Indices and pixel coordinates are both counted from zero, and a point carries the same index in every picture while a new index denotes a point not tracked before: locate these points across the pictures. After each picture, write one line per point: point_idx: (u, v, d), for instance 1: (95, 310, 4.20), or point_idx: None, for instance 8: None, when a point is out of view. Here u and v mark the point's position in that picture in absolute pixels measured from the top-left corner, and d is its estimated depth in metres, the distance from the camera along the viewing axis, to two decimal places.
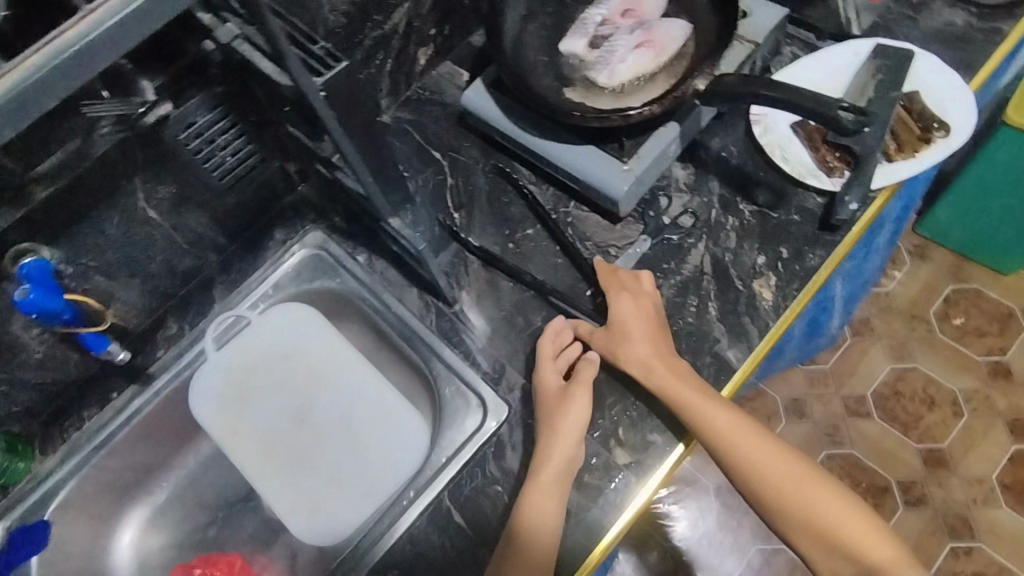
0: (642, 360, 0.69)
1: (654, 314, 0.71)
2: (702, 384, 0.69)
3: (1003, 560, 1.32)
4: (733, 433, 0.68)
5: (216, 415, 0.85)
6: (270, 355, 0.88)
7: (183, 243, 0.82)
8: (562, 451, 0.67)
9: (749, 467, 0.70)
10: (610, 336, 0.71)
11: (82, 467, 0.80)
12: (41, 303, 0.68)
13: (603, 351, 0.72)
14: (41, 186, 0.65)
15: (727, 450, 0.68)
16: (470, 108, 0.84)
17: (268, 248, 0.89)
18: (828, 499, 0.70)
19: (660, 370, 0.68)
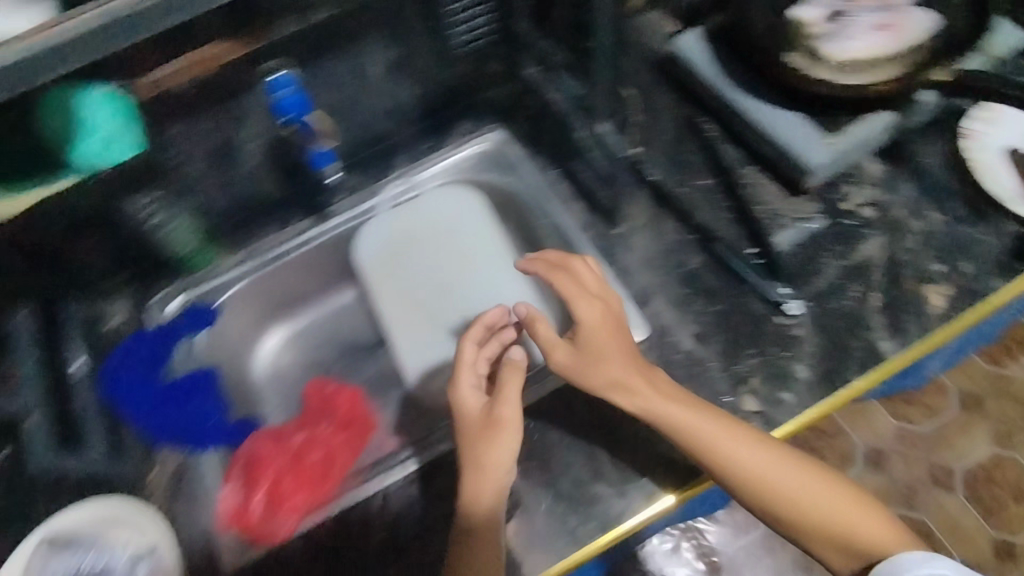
0: (610, 373, 0.67)
1: (608, 317, 0.70)
2: (676, 393, 0.67)
3: None
4: (727, 441, 0.63)
5: (370, 267, 0.92)
6: (427, 229, 0.93)
7: (385, 108, 0.91)
8: (500, 459, 0.64)
9: (752, 479, 0.63)
10: (577, 356, 0.69)
11: (260, 270, 0.90)
12: (293, 109, 0.73)
13: (568, 364, 0.69)
14: (321, 10, 0.75)
15: (727, 458, 0.63)
16: (679, 52, 0.87)
17: (453, 133, 0.96)
18: (830, 494, 0.64)
19: (632, 382, 0.67)
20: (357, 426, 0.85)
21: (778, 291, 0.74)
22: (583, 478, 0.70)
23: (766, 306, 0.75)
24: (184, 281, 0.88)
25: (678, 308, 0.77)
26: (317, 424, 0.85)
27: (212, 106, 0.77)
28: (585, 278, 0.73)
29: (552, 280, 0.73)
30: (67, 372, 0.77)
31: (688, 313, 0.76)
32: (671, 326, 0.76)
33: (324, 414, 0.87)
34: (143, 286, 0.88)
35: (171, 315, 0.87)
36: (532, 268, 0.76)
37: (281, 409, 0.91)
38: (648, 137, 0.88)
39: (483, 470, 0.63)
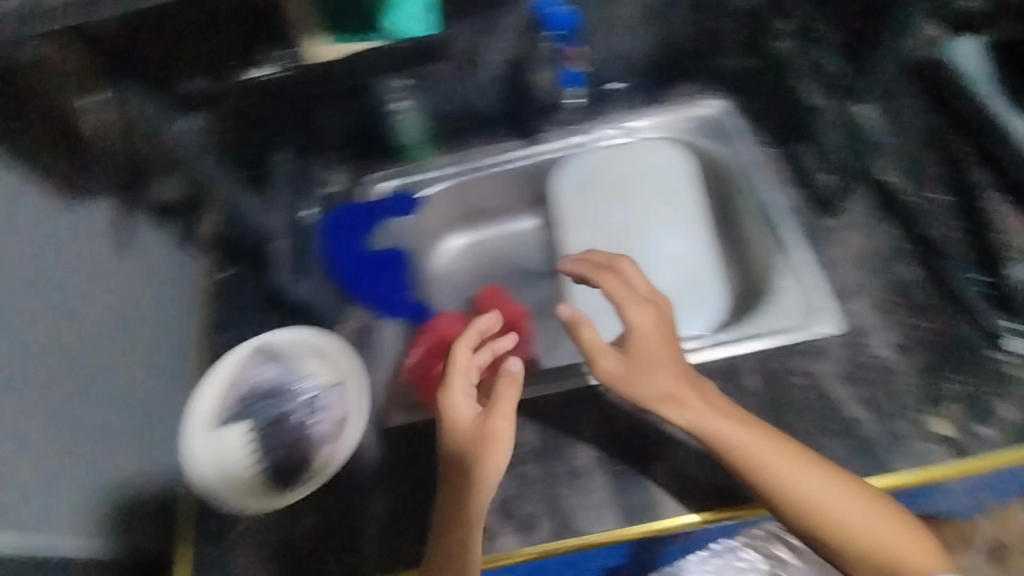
0: (661, 384, 0.64)
1: (660, 325, 0.66)
2: (706, 399, 0.63)
3: None
4: (757, 448, 0.60)
5: (565, 195, 0.93)
6: (627, 175, 0.94)
7: (620, 57, 0.94)
8: (487, 480, 0.57)
9: (789, 492, 0.58)
10: (626, 364, 0.64)
11: (463, 175, 0.96)
12: (561, 23, 0.83)
13: (614, 372, 0.65)
14: None
15: (759, 465, 0.59)
16: (947, 59, 0.82)
17: (673, 93, 0.97)
18: (869, 509, 0.58)
19: (681, 393, 0.63)
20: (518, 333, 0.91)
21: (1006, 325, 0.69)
22: None
23: (979, 337, 0.70)
24: (398, 168, 0.96)
25: (881, 313, 0.74)
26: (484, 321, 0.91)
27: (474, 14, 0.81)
28: (633, 278, 0.70)
29: (599, 281, 0.71)
30: (299, 216, 0.88)
31: (891, 321, 0.73)
32: (869, 328, 0.73)
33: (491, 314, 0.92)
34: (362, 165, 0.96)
35: (382, 193, 0.94)
36: (576, 267, 0.74)
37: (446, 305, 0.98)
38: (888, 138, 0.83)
39: (462, 483, 0.58)
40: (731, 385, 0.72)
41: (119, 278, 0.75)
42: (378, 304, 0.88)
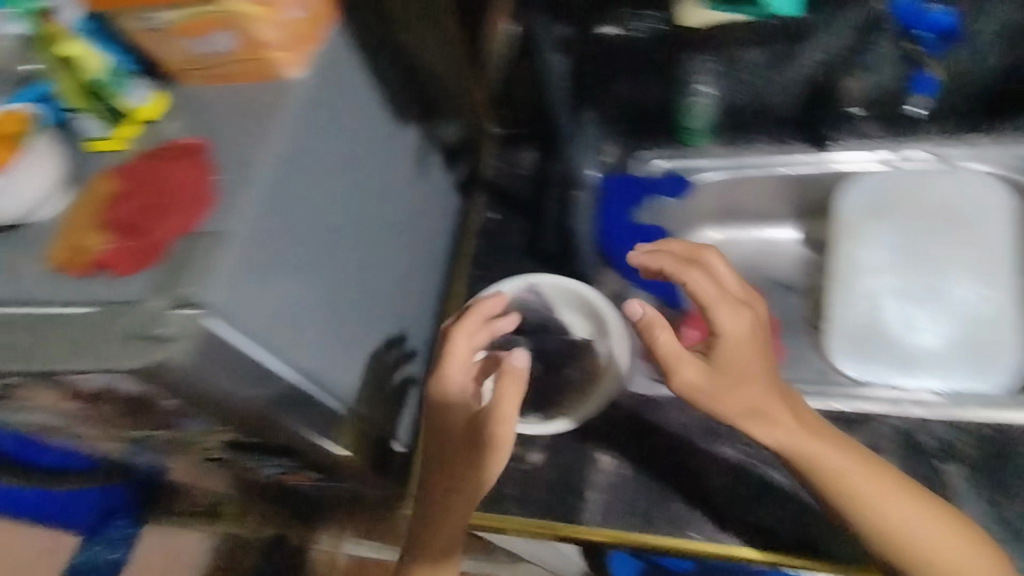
0: (750, 398, 0.62)
1: (753, 331, 0.63)
2: (784, 413, 0.63)
3: None
4: (835, 463, 0.63)
5: (853, 216, 0.91)
6: (927, 207, 0.90)
7: (962, 72, 0.80)
8: (484, 479, 0.65)
9: (856, 504, 0.62)
10: (716, 374, 0.61)
11: (736, 171, 0.93)
12: (942, 19, 0.73)
13: (698, 382, 0.62)
14: None
15: (838, 478, 0.62)
16: None
17: (1012, 123, 0.84)
18: (932, 524, 0.62)
19: (769, 407, 0.63)
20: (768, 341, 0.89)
21: None
22: None
23: None
24: (671, 150, 0.95)
25: None
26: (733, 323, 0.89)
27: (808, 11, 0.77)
28: (720, 278, 0.67)
29: (684, 275, 0.67)
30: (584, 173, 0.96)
31: None
32: None
33: None
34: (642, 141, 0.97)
35: (654, 171, 0.95)
36: (656, 260, 0.70)
37: None
38: None
39: (467, 471, 0.65)
40: None
41: (416, 197, 0.92)
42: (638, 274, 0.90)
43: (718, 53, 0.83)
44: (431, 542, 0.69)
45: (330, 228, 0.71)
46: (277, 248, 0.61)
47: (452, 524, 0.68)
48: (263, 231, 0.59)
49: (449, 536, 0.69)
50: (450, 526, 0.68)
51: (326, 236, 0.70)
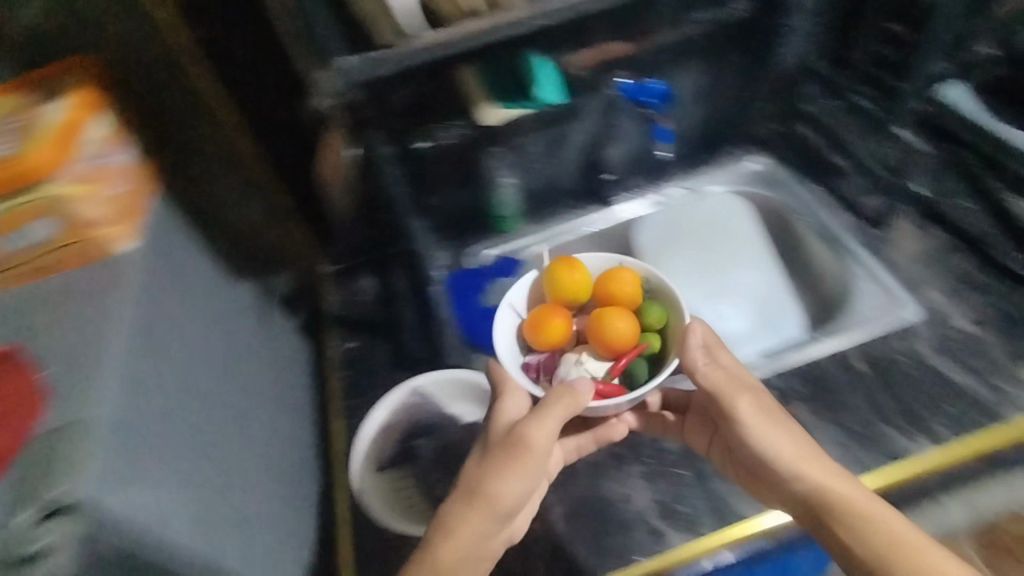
0: (853, 492, 0.63)
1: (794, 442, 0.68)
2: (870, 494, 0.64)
3: None
4: (890, 519, 0.61)
5: (651, 246, 1.09)
6: (699, 226, 1.09)
7: (681, 127, 1.09)
8: (514, 489, 0.62)
9: (868, 526, 0.61)
10: (814, 458, 0.66)
11: (551, 242, 1.11)
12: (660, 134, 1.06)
13: (749, 420, 0.69)
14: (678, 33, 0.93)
15: (843, 502, 0.63)
16: (946, 102, 1.01)
17: (722, 157, 1.14)
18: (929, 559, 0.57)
19: (864, 495, 0.63)
20: None
21: None
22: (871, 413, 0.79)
23: None
24: (494, 240, 1.11)
25: (950, 297, 0.88)
26: None
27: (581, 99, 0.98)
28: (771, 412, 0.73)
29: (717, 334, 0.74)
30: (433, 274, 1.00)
31: (958, 300, 0.87)
32: (939, 307, 0.87)
33: None
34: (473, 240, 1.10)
35: (488, 260, 1.08)
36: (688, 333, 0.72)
37: None
38: (912, 168, 1.01)
39: (505, 475, 0.62)
40: (844, 371, 0.83)
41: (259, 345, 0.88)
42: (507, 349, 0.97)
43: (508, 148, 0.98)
44: (459, 539, 0.61)
45: (178, 422, 0.62)
46: (138, 494, 0.52)
47: (465, 531, 0.61)
48: (119, 492, 0.50)
49: (478, 539, 0.62)
50: (475, 518, 0.61)
51: (194, 418, 0.65)
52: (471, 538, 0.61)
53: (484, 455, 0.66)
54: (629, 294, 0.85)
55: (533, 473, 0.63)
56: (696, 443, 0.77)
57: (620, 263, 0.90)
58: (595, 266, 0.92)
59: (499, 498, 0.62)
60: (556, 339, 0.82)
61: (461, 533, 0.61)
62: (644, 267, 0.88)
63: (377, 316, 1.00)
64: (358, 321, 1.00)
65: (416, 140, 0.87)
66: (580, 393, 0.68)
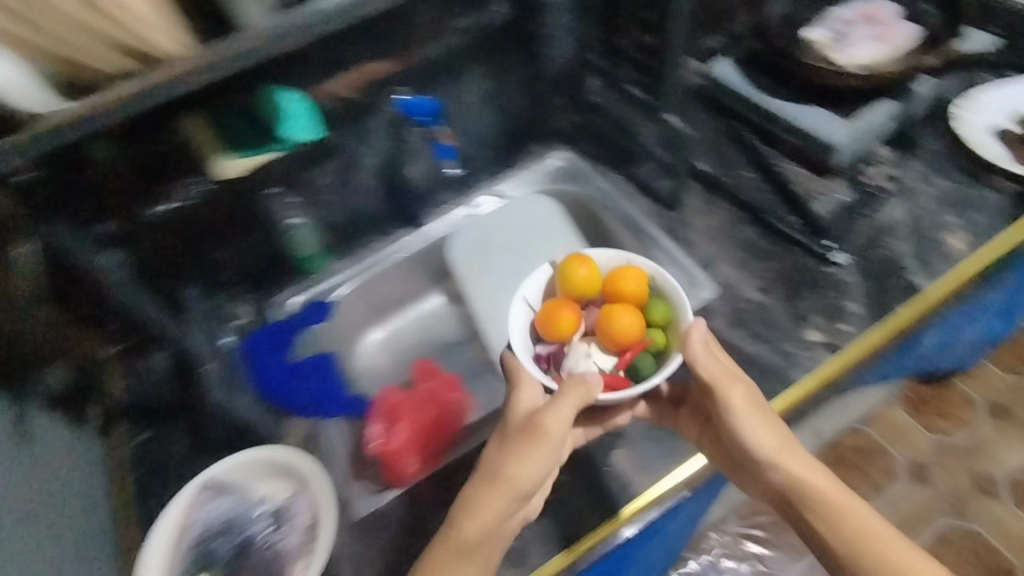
0: (820, 479, 0.70)
1: (780, 438, 0.73)
2: (836, 484, 0.70)
3: (1010, 559, 1.56)
4: (854, 505, 0.68)
5: (465, 264, 1.05)
6: (513, 231, 1.07)
7: (477, 134, 1.07)
8: (530, 471, 0.67)
9: (839, 518, 0.67)
10: (784, 442, 0.73)
11: (364, 274, 1.05)
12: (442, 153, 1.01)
13: (737, 407, 0.73)
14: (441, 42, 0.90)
15: (816, 494, 0.69)
16: (717, 77, 1.03)
17: (526, 156, 1.13)
18: (896, 551, 0.64)
19: (837, 488, 0.70)
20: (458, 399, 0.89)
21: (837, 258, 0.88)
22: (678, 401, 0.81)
23: (814, 259, 0.90)
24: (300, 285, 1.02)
25: (739, 268, 0.92)
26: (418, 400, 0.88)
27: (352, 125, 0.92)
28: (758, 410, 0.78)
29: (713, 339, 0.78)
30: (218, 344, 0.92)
31: (746, 270, 0.91)
32: (730, 281, 0.91)
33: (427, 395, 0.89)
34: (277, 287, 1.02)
35: (294, 310, 0.99)
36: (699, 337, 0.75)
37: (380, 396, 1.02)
38: (696, 145, 1.05)
39: (524, 458, 0.67)
40: None
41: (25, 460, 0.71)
42: (312, 409, 0.87)
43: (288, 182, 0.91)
44: (477, 531, 0.66)
45: None
46: None
47: (487, 511, 0.66)
48: None
49: (492, 529, 0.67)
50: (495, 504, 0.66)
51: None
52: (492, 520, 0.66)
53: (506, 437, 0.71)
54: (631, 289, 0.83)
55: (549, 458, 0.68)
56: (687, 432, 0.80)
57: (627, 260, 0.88)
58: (606, 263, 0.88)
59: (519, 479, 0.67)
60: (562, 332, 0.81)
61: (482, 513, 0.66)
62: (653, 266, 0.85)
63: (168, 396, 0.86)
64: (143, 408, 0.85)
65: (151, 204, 0.80)
66: (591, 385, 0.71)
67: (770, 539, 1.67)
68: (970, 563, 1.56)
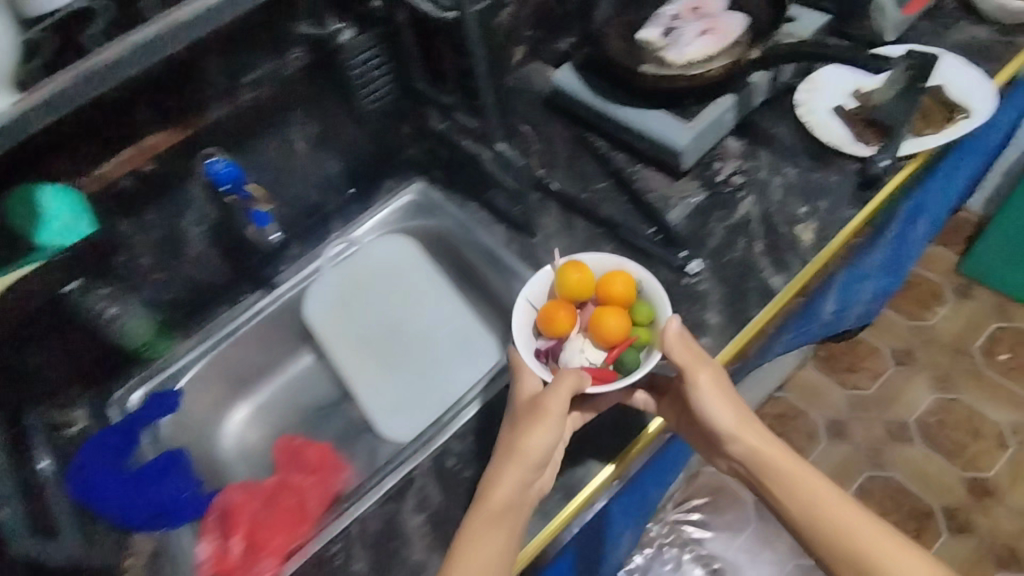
0: (775, 454, 0.76)
1: (739, 416, 0.77)
2: (790, 457, 0.76)
3: (930, 501, 1.59)
4: (807, 476, 0.73)
5: (325, 321, 0.99)
6: (373, 277, 1.02)
7: (317, 179, 0.99)
8: (538, 448, 0.70)
9: (794, 489, 0.73)
10: (745, 419, 0.77)
11: (213, 351, 0.96)
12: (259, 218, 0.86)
13: (707, 388, 0.76)
14: (242, 93, 0.82)
15: (775, 466, 0.75)
16: (560, 86, 0.99)
17: (379, 193, 1.06)
18: (847, 512, 0.69)
19: (793, 460, 0.75)
20: (329, 467, 0.88)
21: (692, 268, 0.85)
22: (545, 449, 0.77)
23: (672, 271, 0.87)
24: (140, 376, 0.93)
25: None
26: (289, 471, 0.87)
27: (159, 197, 0.84)
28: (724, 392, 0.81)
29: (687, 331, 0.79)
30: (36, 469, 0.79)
31: None
32: None
33: (297, 461, 0.89)
34: (116, 380, 0.93)
35: (134, 405, 0.91)
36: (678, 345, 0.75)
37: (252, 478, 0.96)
38: (550, 161, 1.00)
39: (532, 437, 0.71)
40: None
41: None
42: (163, 517, 0.79)
43: (101, 269, 0.84)
44: (492, 510, 0.68)
45: None
46: None
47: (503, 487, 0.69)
48: None
49: (505, 515, 0.68)
50: (507, 481, 0.69)
51: None
52: (510, 494, 0.68)
53: (514, 422, 0.74)
54: (619, 290, 0.80)
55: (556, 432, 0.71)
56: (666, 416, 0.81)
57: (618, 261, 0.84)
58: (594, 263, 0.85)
59: (525, 459, 0.69)
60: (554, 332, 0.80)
61: (503, 484, 0.69)
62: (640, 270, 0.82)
63: None
64: None
65: None
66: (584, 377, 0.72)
67: (708, 521, 1.66)
68: (895, 512, 1.59)
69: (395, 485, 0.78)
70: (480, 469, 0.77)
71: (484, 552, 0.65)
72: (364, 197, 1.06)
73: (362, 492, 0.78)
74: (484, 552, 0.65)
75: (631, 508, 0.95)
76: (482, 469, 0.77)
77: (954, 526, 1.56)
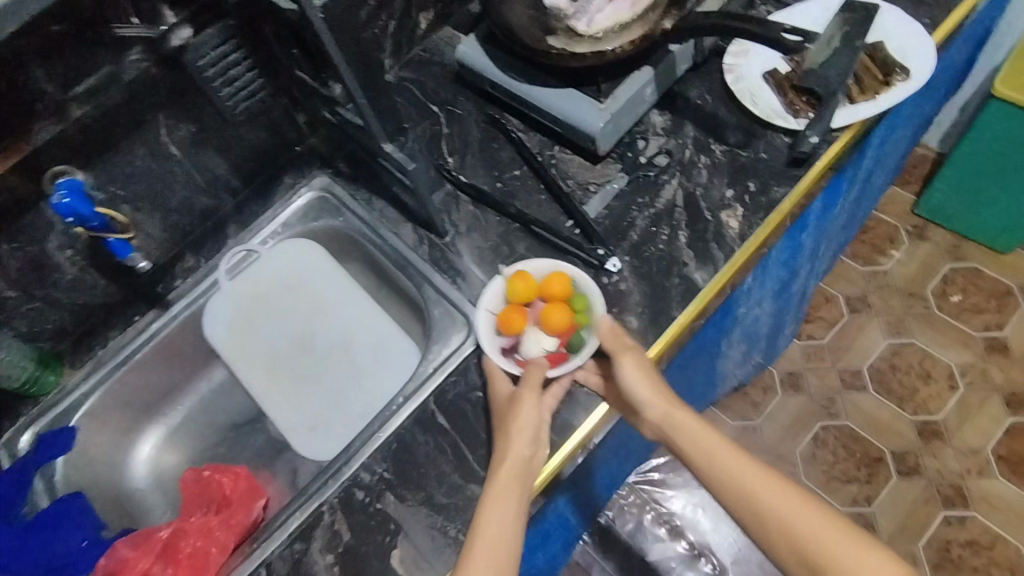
0: (689, 424, 0.69)
1: (656, 387, 0.70)
2: (704, 425, 0.70)
3: (882, 447, 1.56)
4: (719, 447, 0.68)
5: (227, 338, 0.93)
6: (275, 288, 0.95)
7: (202, 183, 0.89)
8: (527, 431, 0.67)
9: (709, 462, 0.67)
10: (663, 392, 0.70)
11: (105, 381, 0.88)
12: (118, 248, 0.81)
13: (627, 370, 0.70)
14: (86, 103, 0.72)
15: (690, 439, 0.69)
16: (464, 61, 0.88)
17: (279, 190, 0.96)
18: (761, 479, 0.65)
19: (706, 430, 0.69)
20: (239, 500, 0.81)
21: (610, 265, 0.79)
22: (457, 475, 0.73)
23: (591, 269, 0.80)
24: (30, 415, 0.86)
25: None
26: (197, 510, 0.82)
27: (8, 226, 0.75)
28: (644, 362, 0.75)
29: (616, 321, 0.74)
30: None
31: None
32: None
33: (206, 495, 0.83)
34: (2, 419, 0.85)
35: (25, 449, 0.84)
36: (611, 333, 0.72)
37: (167, 507, 0.91)
38: (460, 147, 0.91)
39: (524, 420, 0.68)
40: (426, 434, 0.76)
41: None
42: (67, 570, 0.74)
43: None
44: (506, 478, 0.65)
45: None
46: None
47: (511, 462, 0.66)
48: None
49: (520, 482, 0.65)
50: (518, 455, 0.66)
51: None
52: (516, 472, 0.66)
53: (503, 408, 0.71)
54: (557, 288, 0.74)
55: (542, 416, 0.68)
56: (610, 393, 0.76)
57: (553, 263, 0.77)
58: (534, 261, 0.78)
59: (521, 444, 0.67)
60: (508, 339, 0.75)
61: (512, 450, 0.66)
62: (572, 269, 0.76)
63: None
64: None
65: None
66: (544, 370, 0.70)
67: (665, 479, 1.47)
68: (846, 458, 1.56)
69: (301, 524, 0.73)
70: (389, 501, 0.73)
71: (511, 517, 0.63)
72: (262, 196, 0.96)
73: (270, 526, 0.74)
74: (510, 517, 0.63)
75: (624, 450, 0.95)
76: (391, 501, 0.73)
77: (905, 470, 1.53)
